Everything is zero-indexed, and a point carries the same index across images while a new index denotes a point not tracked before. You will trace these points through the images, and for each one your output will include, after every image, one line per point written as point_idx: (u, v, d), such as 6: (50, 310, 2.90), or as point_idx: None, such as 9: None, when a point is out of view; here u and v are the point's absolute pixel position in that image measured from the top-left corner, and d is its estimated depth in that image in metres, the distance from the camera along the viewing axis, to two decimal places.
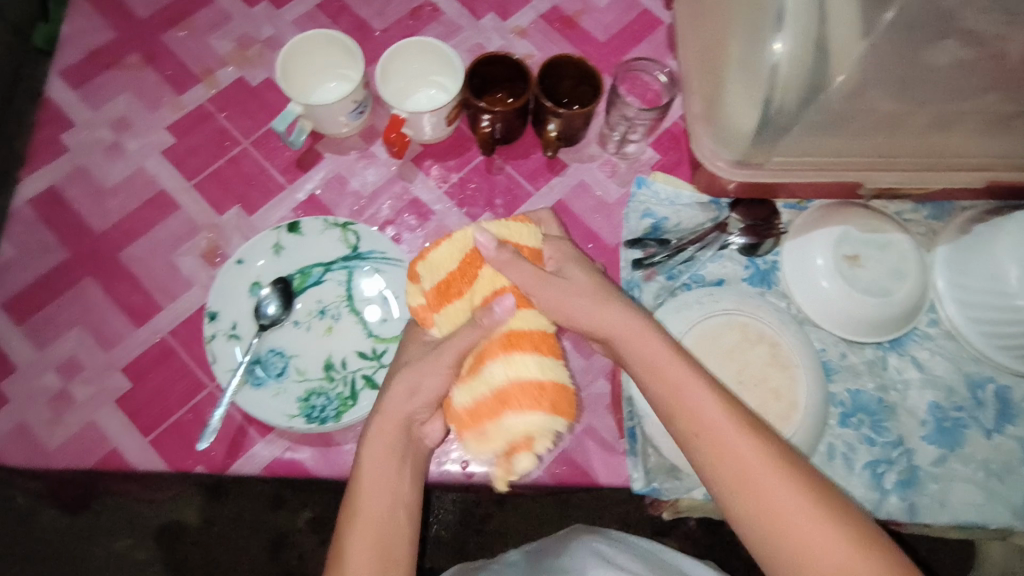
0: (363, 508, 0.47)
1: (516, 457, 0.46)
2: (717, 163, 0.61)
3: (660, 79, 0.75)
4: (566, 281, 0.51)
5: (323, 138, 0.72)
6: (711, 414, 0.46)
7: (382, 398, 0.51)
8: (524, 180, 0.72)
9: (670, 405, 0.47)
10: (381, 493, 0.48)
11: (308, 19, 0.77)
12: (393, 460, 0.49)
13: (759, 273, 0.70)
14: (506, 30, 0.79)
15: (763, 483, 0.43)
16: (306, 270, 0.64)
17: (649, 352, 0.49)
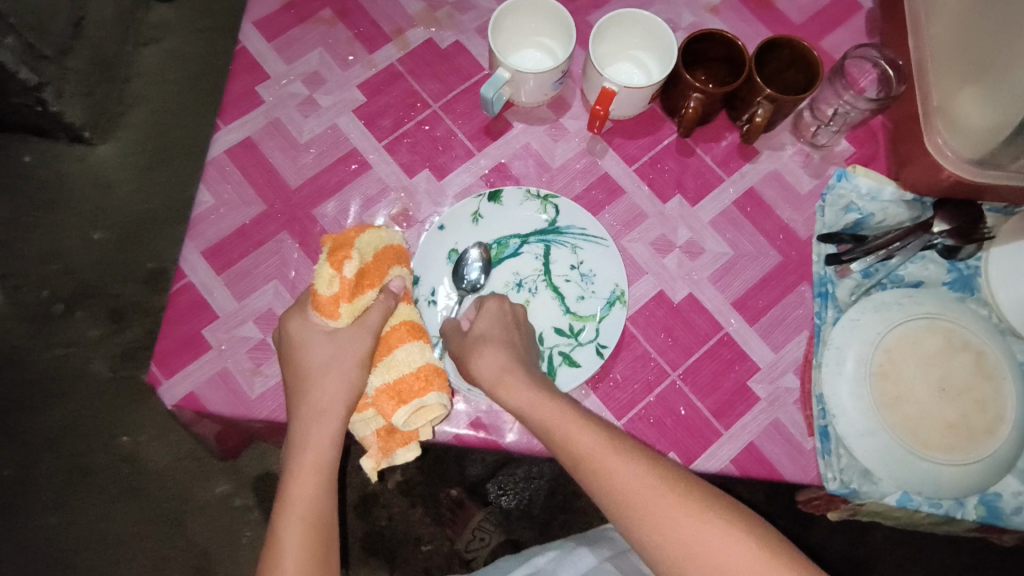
0: (295, 496, 0.53)
1: (398, 451, 0.57)
2: (946, 154, 0.63)
3: (887, 70, 0.69)
4: (475, 335, 0.57)
5: (513, 106, 0.71)
6: (590, 451, 0.51)
7: (304, 387, 0.56)
8: (717, 165, 0.70)
9: (559, 449, 0.52)
10: (313, 482, 0.54)
11: None
12: (322, 446, 0.54)
13: (961, 278, 0.67)
14: (698, 5, 0.76)
15: (656, 505, 0.48)
16: (503, 241, 0.63)
17: (531, 409, 0.54)
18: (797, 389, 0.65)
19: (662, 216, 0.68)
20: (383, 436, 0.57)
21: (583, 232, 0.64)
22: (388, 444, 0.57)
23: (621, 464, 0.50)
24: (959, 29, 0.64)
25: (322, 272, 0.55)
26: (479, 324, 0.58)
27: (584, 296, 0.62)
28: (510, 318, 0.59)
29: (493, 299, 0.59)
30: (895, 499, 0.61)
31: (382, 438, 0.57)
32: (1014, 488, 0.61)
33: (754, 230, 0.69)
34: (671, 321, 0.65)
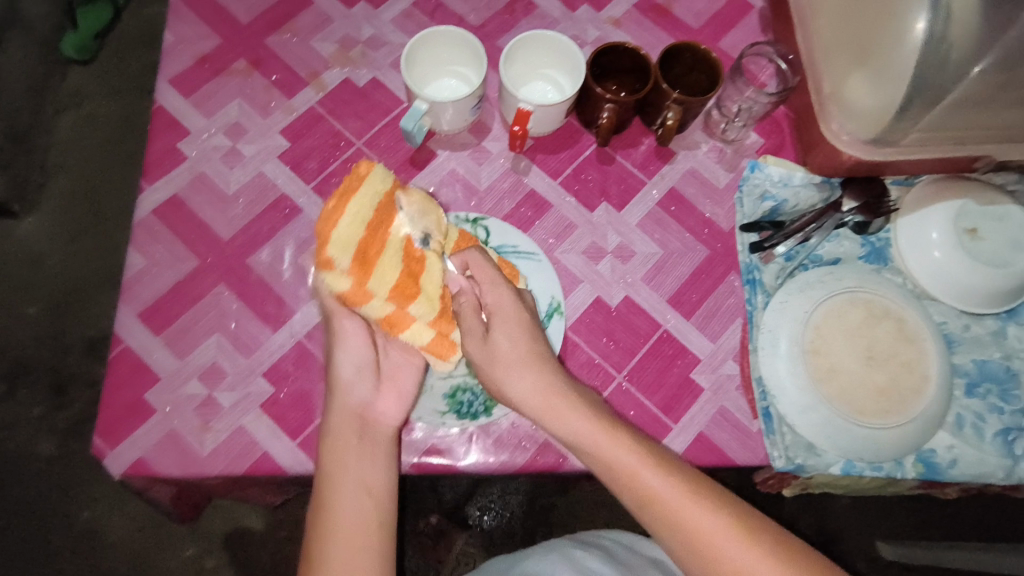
0: (333, 524, 0.53)
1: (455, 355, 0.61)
2: (844, 138, 0.64)
3: (781, 66, 0.75)
4: (489, 344, 0.58)
5: (435, 136, 0.73)
6: (635, 470, 0.52)
7: (334, 425, 0.58)
8: (636, 169, 0.73)
9: (603, 469, 0.53)
10: (356, 506, 0.54)
11: (406, 18, 0.77)
12: (358, 474, 0.56)
13: (874, 251, 0.71)
14: (601, 21, 0.79)
15: (694, 519, 0.50)
16: None
17: (574, 432, 0.55)
18: (738, 374, 0.67)
19: (590, 224, 0.71)
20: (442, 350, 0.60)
21: (515, 249, 0.65)
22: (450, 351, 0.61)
23: (662, 479, 0.52)
24: (845, 15, 0.66)
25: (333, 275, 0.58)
26: (495, 324, 0.58)
27: None
28: (525, 320, 0.59)
29: (506, 290, 0.59)
30: (840, 469, 0.64)
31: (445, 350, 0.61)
32: (945, 443, 0.64)
33: (680, 227, 0.71)
34: (611, 325, 0.68)
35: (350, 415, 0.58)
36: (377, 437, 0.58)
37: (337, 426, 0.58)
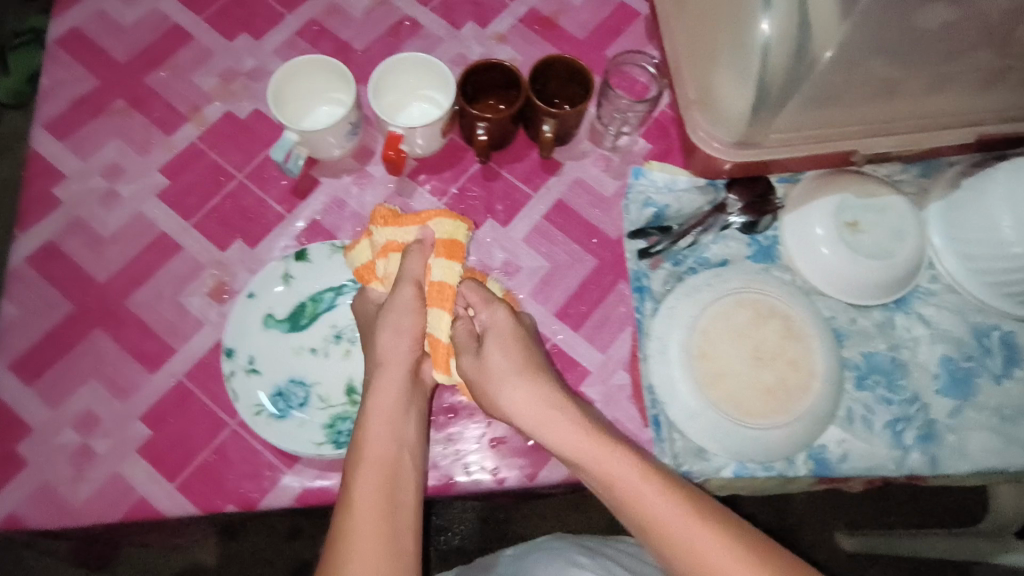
0: (369, 464, 0.54)
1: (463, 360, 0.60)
2: (714, 145, 0.62)
3: (650, 71, 0.78)
4: (483, 360, 0.59)
5: (318, 163, 0.72)
6: (628, 483, 0.52)
7: (379, 362, 0.59)
8: (522, 183, 0.73)
9: (600, 482, 0.53)
10: (386, 443, 0.54)
11: (289, 47, 0.77)
12: (401, 422, 0.56)
13: (761, 249, 0.72)
14: (486, 37, 0.79)
15: (683, 536, 0.48)
16: (318, 296, 0.64)
17: (573, 449, 0.54)
18: (629, 384, 0.67)
19: (476, 241, 0.71)
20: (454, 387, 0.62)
21: None
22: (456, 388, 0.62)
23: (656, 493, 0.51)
24: (695, 24, 0.64)
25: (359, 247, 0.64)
26: (491, 336, 0.60)
27: None
28: (516, 331, 0.60)
29: (498, 307, 0.61)
30: (731, 472, 0.64)
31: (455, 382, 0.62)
32: (836, 437, 0.65)
33: (566, 239, 0.71)
34: None
35: (404, 368, 0.58)
36: (399, 387, 0.58)
37: (387, 370, 0.58)
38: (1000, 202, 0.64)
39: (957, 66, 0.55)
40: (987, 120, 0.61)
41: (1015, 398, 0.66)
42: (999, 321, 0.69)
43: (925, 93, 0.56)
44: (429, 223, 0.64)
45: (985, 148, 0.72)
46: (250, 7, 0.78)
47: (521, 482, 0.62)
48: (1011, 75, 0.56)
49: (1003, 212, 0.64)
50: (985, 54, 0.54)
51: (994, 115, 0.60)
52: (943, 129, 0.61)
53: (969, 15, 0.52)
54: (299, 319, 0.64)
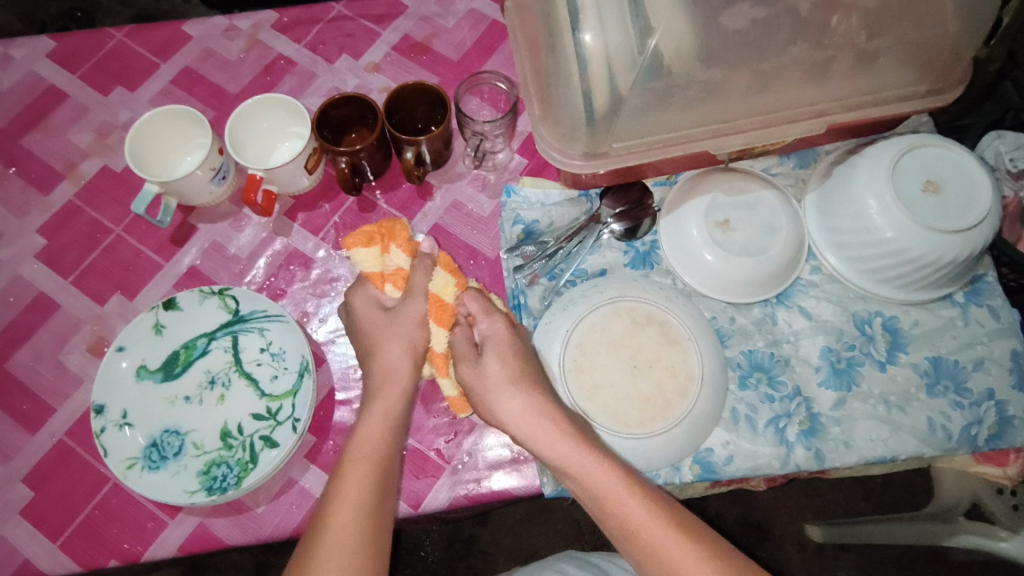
0: (355, 463, 0.52)
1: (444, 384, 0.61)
2: (570, 160, 0.60)
3: (502, 86, 0.76)
4: (486, 368, 0.56)
5: (194, 210, 0.72)
6: (603, 489, 0.50)
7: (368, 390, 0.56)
8: (398, 212, 0.73)
9: (581, 488, 0.51)
10: (381, 450, 0.53)
11: (163, 95, 0.77)
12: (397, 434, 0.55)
13: (639, 256, 0.72)
14: (360, 68, 0.79)
15: (654, 542, 0.47)
16: (190, 343, 0.65)
17: (558, 462, 0.52)
18: None
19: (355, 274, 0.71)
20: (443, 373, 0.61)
21: (264, 314, 0.65)
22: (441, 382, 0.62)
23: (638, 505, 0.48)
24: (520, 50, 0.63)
25: (366, 254, 0.62)
26: (484, 356, 0.57)
27: (278, 374, 0.64)
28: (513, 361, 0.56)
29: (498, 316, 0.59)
30: None
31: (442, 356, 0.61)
32: (721, 440, 0.65)
33: None
34: None
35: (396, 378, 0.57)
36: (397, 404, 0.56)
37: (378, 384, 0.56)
38: (864, 189, 0.64)
39: (781, 60, 0.57)
40: (835, 109, 0.60)
41: (900, 384, 0.66)
42: (881, 307, 0.69)
43: (757, 88, 0.58)
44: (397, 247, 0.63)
45: (859, 135, 0.73)
46: (124, 59, 0.78)
47: (406, 511, 0.63)
48: (836, 64, 0.58)
49: (867, 197, 0.64)
50: (800, 47, 0.57)
51: (839, 103, 0.60)
52: (795, 121, 0.60)
53: (778, 11, 0.56)
54: (173, 367, 0.64)
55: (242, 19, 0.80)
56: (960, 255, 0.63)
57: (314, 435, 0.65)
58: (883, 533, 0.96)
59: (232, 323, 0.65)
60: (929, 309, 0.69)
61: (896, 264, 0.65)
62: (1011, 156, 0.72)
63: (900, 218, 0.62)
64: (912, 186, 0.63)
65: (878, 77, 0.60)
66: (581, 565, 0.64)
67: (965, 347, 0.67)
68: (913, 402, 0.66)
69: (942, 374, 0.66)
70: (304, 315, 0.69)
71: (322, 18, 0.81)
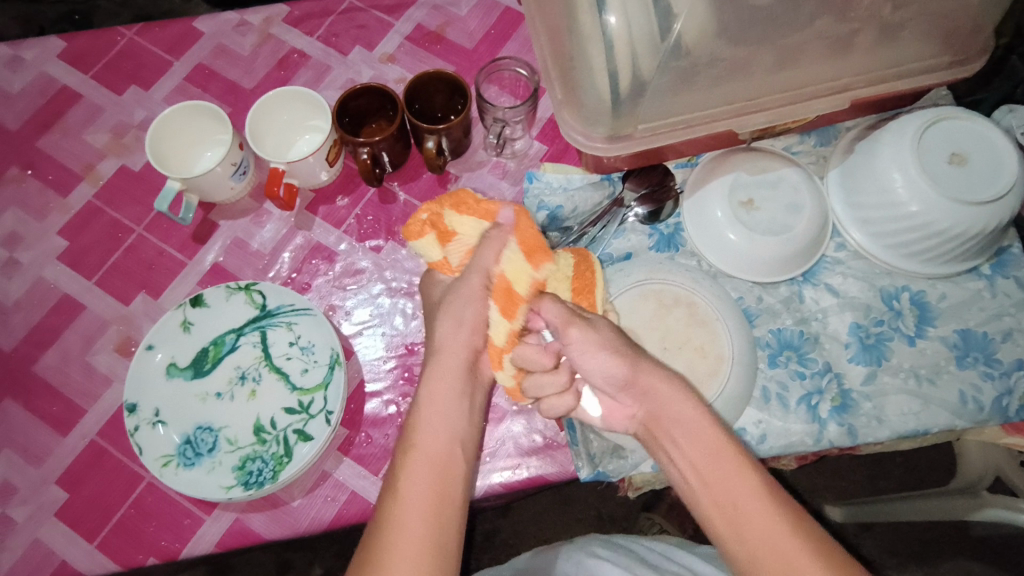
0: (422, 447, 0.48)
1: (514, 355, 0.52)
2: (593, 143, 0.60)
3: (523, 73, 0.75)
4: (601, 332, 0.51)
5: (215, 207, 0.72)
6: (715, 461, 0.46)
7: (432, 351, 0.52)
8: (420, 202, 0.73)
9: (693, 454, 0.47)
10: (446, 434, 0.49)
11: (178, 93, 0.77)
12: (451, 413, 0.50)
13: (663, 238, 0.72)
14: (374, 59, 0.78)
15: (758, 520, 0.44)
16: (219, 339, 0.65)
17: (681, 427, 0.48)
18: None
19: (379, 265, 0.70)
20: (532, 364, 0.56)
21: (292, 308, 0.65)
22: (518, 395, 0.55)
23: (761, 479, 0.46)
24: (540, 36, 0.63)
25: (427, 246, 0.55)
26: (594, 327, 0.51)
27: (308, 368, 0.64)
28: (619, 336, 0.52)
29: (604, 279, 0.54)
30: (651, 467, 0.64)
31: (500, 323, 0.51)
32: (753, 419, 0.65)
33: None
34: (409, 364, 0.67)
35: (457, 356, 0.52)
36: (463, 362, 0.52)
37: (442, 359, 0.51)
38: (889, 162, 0.64)
39: (803, 36, 0.57)
40: (858, 83, 0.60)
41: (930, 357, 0.66)
42: (908, 282, 0.69)
43: (780, 65, 0.58)
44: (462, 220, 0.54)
45: (880, 111, 0.72)
46: (137, 57, 0.78)
47: None
48: (860, 38, 0.57)
49: (893, 170, 0.64)
50: (824, 21, 0.56)
51: (863, 77, 0.60)
52: (816, 97, 0.60)
53: None
54: (202, 364, 0.64)
55: (253, 13, 0.79)
56: (987, 226, 0.63)
57: (345, 427, 0.65)
58: (906, 508, 0.93)
59: (259, 317, 0.65)
60: (956, 283, 0.69)
61: (923, 237, 0.65)
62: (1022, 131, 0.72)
63: (926, 191, 0.61)
64: (938, 158, 0.62)
65: (902, 50, 0.59)
66: (614, 549, 0.64)
67: (993, 319, 0.67)
68: (943, 375, 0.66)
69: (971, 346, 0.67)
70: (330, 308, 0.69)
71: (333, 10, 0.80)
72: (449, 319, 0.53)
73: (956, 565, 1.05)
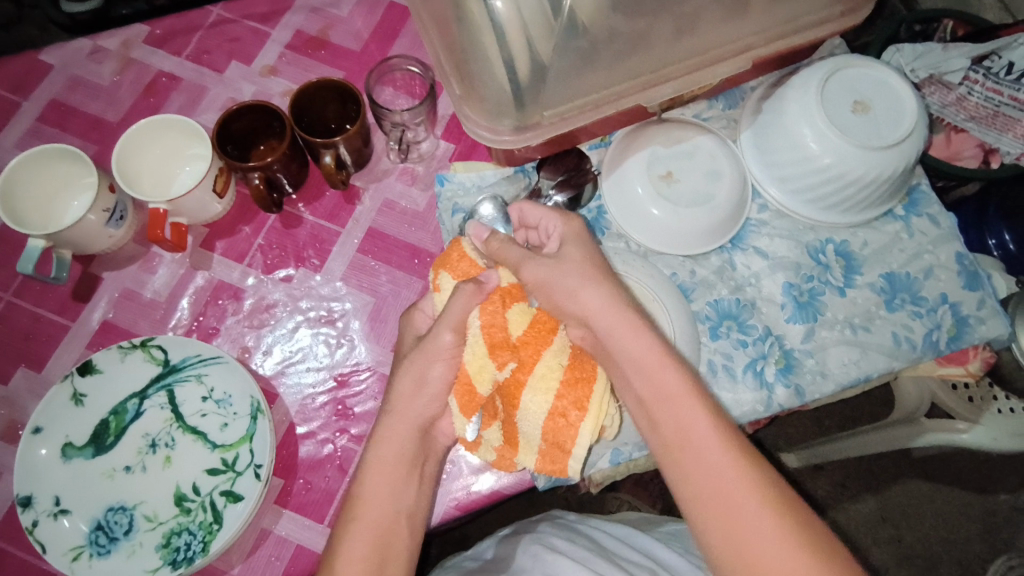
0: (364, 522, 0.47)
1: (485, 432, 0.52)
2: (501, 137, 0.56)
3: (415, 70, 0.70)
4: (558, 261, 0.49)
5: (94, 258, 0.64)
6: (656, 371, 0.44)
7: (388, 408, 0.50)
8: (326, 222, 0.68)
9: (701, 489, 0.41)
10: (387, 500, 0.48)
11: (32, 137, 0.68)
12: (399, 474, 0.49)
13: (588, 224, 0.69)
14: (255, 74, 0.72)
15: (698, 433, 0.42)
16: (119, 407, 0.58)
17: (649, 383, 0.44)
18: None
19: (292, 296, 0.65)
20: (548, 457, 0.49)
21: (199, 359, 0.59)
22: (513, 464, 0.52)
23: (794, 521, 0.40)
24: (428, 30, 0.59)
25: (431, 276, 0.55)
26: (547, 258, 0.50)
27: (227, 422, 0.58)
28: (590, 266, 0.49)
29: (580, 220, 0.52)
30: (609, 461, 0.61)
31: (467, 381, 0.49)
32: None
33: (387, 269, 0.66)
34: (339, 397, 0.62)
35: (411, 425, 0.50)
36: (417, 419, 0.50)
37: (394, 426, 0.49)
38: (797, 119, 0.64)
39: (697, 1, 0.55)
40: (757, 42, 0.59)
41: (862, 305, 0.67)
42: (831, 234, 0.69)
43: (680, 32, 0.56)
44: (446, 277, 0.53)
45: (780, 67, 0.72)
46: None
47: None
48: None
49: (802, 125, 0.63)
50: None
51: (762, 36, 0.59)
52: (720, 61, 0.59)
53: None
54: (104, 438, 0.57)
55: (107, 38, 0.71)
56: (895, 170, 0.64)
57: (280, 477, 0.59)
58: (847, 445, 0.92)
59: (168, 372, 0.59)
60: (875, 228, 0.70)
61: (838, 188, 0.65)
62: (911, 68, 0.73)
63: (837, 142, 0.61)
64: (842, 108, 0.62)
65: (794, 4, 0.59)
66: (570, 539, 0.60)
67: (913, 258, 0.69)
68: (876, 321, 0.67)
69: (897, 288, 0.68)
70: (246, 350, 0.63)
71: (200, 25, 0.73)
72: (408, 379, 0.50)
73: (906, 487, 1.07)
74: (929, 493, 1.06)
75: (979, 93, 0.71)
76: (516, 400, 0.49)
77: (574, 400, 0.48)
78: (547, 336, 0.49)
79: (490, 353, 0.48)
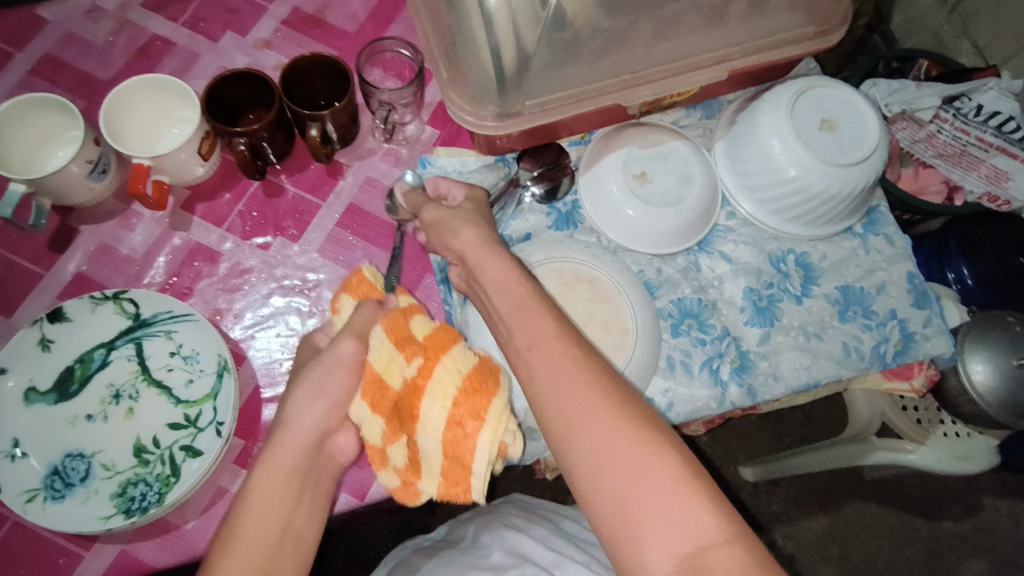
0: (241, 546, 0.40)
1: (390, 450, 0.47)
2: (483, 122, 0.58)
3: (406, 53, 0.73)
4: (453, 207, 0.52)
5: (73, 211, 0.65)
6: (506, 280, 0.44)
7: (278, 430, 0.45)
8: (308, 194, 0.69)
9: (542, 389, 0.38)
10: (272, 521, 0.41)
11: (22, 88, 0.69)
12: (285, 498, 0.42)
13: (562, 216, 0.71)
14: (249, 45, 0.73)
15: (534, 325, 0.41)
16: (86, 356, 0.58)
17: (500, 290, 0.44)
18: None
19: (268, 264, 0.66)
20: (449, 478, 0.45)
21: (170, 314, 0.59)
22: (417, 494, 0.47)
23: (733, 549, 0.33)
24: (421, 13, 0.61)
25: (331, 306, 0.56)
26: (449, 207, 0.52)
27: (192, 378, 0.59)
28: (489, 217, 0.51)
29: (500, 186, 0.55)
30: None
31: (375, 374, 0.47)
32: (661, 388, 0.66)
33: (365, 244, 0.68)
34: None
35: (304, 429, 0.45)
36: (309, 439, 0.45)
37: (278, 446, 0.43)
38: (769, 130, 0.67)
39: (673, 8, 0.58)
40: (733, 54, 0.62)
41: (817, 313, 0.70)
42: (793, 245, 0.72)
43: (659, 36, 0.59)
44: (343, 299, 0.54)
45: (757, 84, 0.75)
46: None
47: (352, 503, 0.59)
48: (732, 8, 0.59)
49: (771, 139, 0.66)
50: None
51: (740, 48, 0.62)
52: (698, 68, 0.61)
53: None
54: (68, 386, 0.57)
55: None
56: (856, 188, 0.67)
57: (242, 438, 0.60)
58: (800, 462, 0.95)
59: (134, 328, 0.59)
60: (835, 243, 0.73)
61: (802, 200, 0.68)
62: (885, 103, 0.76)
63: (801, 154, 0.65)
64: (810, 124, 0.66)
65: (772, 20, 0.62)
66: (528, 519, 0.61)
67: (868, 274, 0.72)
68: (829, 330, 0.70)
69: (851, 300, 0.71)
70: (217, 313, 0.64)
71: None
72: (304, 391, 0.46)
73: (856, 507, 1.10)
74: (875, 513, 1.10)
75: (948, 132, 0.73)
76: (416, 409, 0.45)
77: (470, 411, 0.44)
78: (445, 342, 0.47)
79: (398, 347, 0.47)
